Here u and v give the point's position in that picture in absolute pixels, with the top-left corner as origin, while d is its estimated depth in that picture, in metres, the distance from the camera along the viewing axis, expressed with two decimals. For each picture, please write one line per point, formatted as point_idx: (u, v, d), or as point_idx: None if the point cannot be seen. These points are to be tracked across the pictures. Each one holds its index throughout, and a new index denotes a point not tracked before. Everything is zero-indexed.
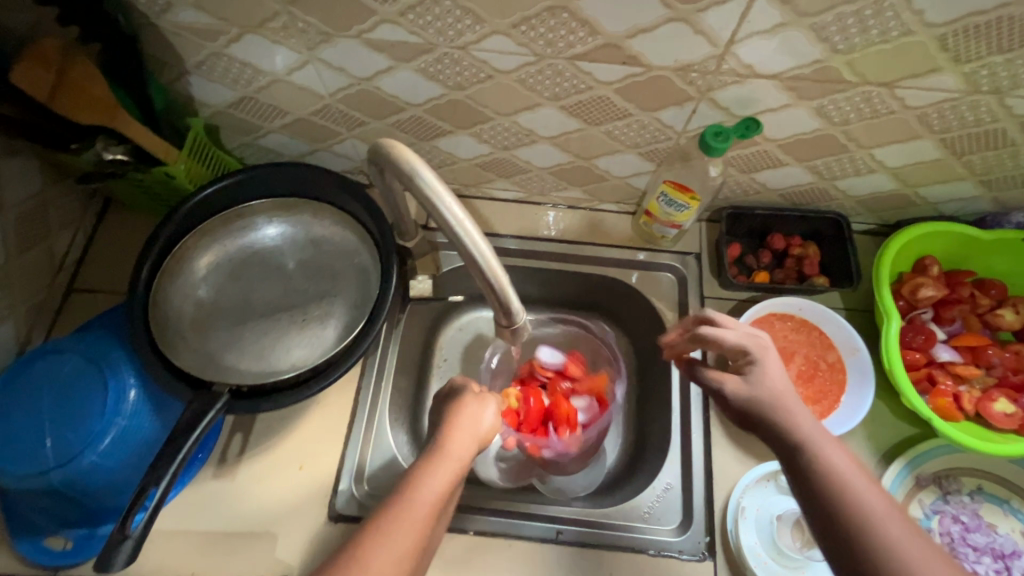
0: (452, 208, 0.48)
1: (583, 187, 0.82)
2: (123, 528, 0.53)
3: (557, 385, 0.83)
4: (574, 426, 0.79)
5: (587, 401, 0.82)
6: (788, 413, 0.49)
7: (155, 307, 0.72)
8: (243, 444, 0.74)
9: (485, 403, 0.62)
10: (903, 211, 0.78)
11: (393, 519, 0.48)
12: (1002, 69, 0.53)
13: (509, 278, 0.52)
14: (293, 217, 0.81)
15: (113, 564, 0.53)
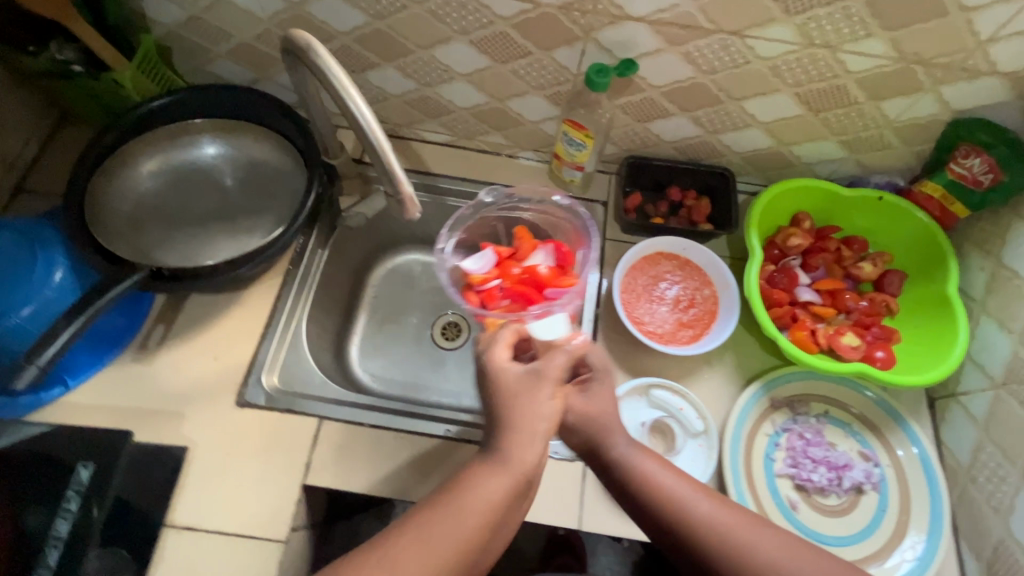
0: (338, 72, 0.57)
1: (503, 132, 0.90)
2: (31, 357, 0.61)
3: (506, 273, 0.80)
4: (554, 270, 0.79)
5: (544, 254, 0.81)
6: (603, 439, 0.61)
7: (94, 202, 0.78)
8: (164, 334, 0.79)
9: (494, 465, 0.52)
10: (783, 171, 0.87)
11: None
12: (827, 22, 0.63)
13: (393, 148, 0.59)
14: (233, 139, 0.87)
15: (19, 383, 0.61)
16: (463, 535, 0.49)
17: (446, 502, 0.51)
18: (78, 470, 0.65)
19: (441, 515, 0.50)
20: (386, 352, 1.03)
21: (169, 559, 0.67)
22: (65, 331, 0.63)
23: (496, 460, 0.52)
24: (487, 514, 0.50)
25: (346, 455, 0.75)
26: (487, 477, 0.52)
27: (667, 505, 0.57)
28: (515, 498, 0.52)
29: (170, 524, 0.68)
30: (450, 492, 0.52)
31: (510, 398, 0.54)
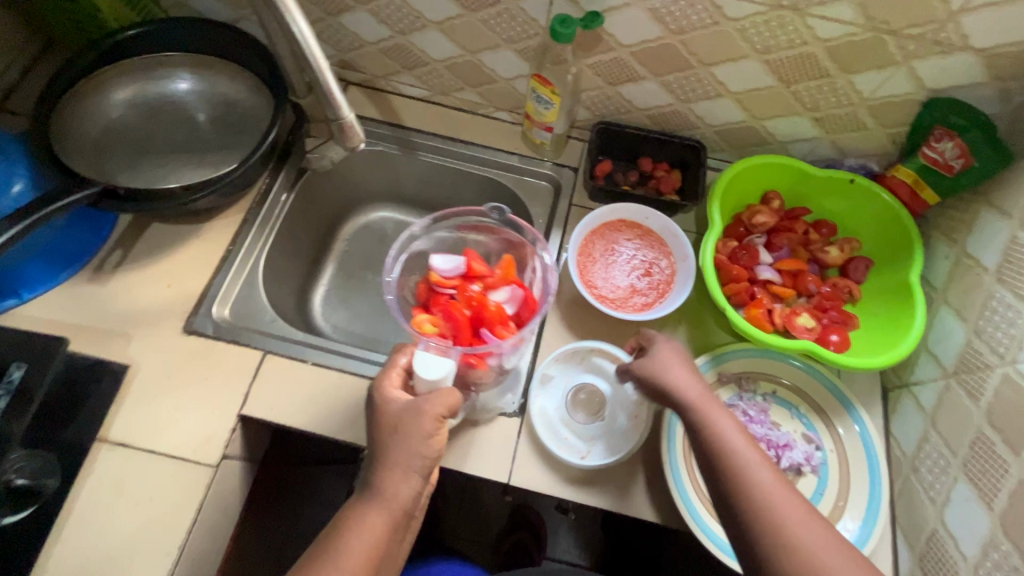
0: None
1: (477, 89, 0.90)
2: None
3: (463, 288, 0.75)
4: (505, 318, 0.72)
5: (509, 295, 0.75)
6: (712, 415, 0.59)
7: (62, 121, 0.79)
8: (121, 259, 0.80)
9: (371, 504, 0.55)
10: (756, 148, 0.86)
11: None
12: None
13: (334, 74, 0.62)
14: (208, 75, 0.88)
15: None
16: (343, 572, 0.52)
17: (326, 547, 0.54)
18: (12, 369, 0.65)
19: (326, 560, 0.53)
20: (349, 304, 1.00)
21: (99, 471, 0.67)
22: (7, 231, 0.63)
23: (367, 499, 0.55)
24: (370, 549, 0.53)
25: (286, 390, 0.75)
26: (360, 515, 0.55)
27: (722, 461, 0.56)
28: (394, 529, 0.55)
29: (103, 440, 0.69)
30: (329, 533, 0.55)
31: (389, 432, 0.57)
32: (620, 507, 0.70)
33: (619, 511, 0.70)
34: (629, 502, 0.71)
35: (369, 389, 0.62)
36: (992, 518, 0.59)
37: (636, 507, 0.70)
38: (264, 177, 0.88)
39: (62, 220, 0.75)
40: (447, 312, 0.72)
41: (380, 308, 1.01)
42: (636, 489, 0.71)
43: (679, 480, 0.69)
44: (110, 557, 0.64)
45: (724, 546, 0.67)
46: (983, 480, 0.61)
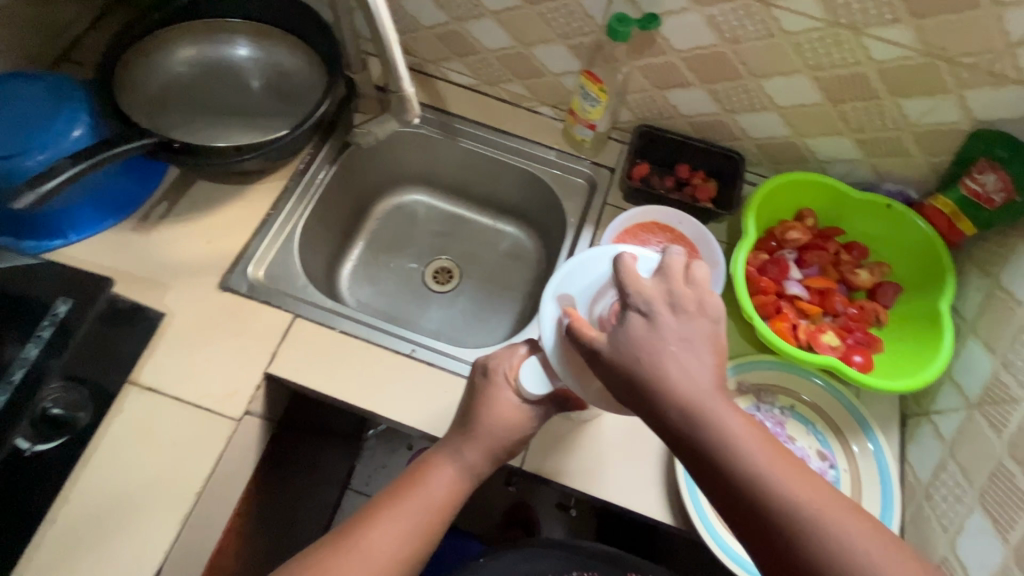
0: None
1: (524, 83, 0.92)
2: (33, 185, 0.64)
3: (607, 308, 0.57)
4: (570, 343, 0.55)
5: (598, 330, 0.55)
6: (704, 409, 0.44)
7: (124, 73, 0.82)
8: (166, 213, 0.82)
9: (448, 465, 0.59)
10: (795, 165, 0.86)
11: (334, 556, 0.52)
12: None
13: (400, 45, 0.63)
14: (266, 44, 0.90)
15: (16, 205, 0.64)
16: (421, 518, 0.55)
17: (408, 489, 0.57)
18: (58, 303, 0.67)
19: (404, 500, 0.56)
20: (374, 281, 1.02)
21: (127, 412, 0.69)
22: (70, 168, 0.66)
23: (450, 451, 0.60)
24: (447, 497, 0.57)
25: (312, 355, 0.77)
26: (438, 466, 0.59)
27: (734, 474, 0.43)
28: (460, 490, 0.58)
29: (134, 382, 0.71)
30: (407, 479, 0.58)
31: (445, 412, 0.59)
32: (628, 503, 0.71)
33: (627, 507, 0.71)
34: (638, 499, 0.71)
35: (488, 358, 0.63)
36: (1006, 548, 0.59)
37: (644, 505, 0.71)
38: (309, 148, 0.90)
39: (116, 170, 0.78)
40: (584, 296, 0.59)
41: (406, 288, 1.03)
42: (646, 486, 0.72)
43: (690, 483, 0.70)
44: (133, 493, 0.66)
45: (733, 553, 0.68)
46: (1001, 511, 0.61)
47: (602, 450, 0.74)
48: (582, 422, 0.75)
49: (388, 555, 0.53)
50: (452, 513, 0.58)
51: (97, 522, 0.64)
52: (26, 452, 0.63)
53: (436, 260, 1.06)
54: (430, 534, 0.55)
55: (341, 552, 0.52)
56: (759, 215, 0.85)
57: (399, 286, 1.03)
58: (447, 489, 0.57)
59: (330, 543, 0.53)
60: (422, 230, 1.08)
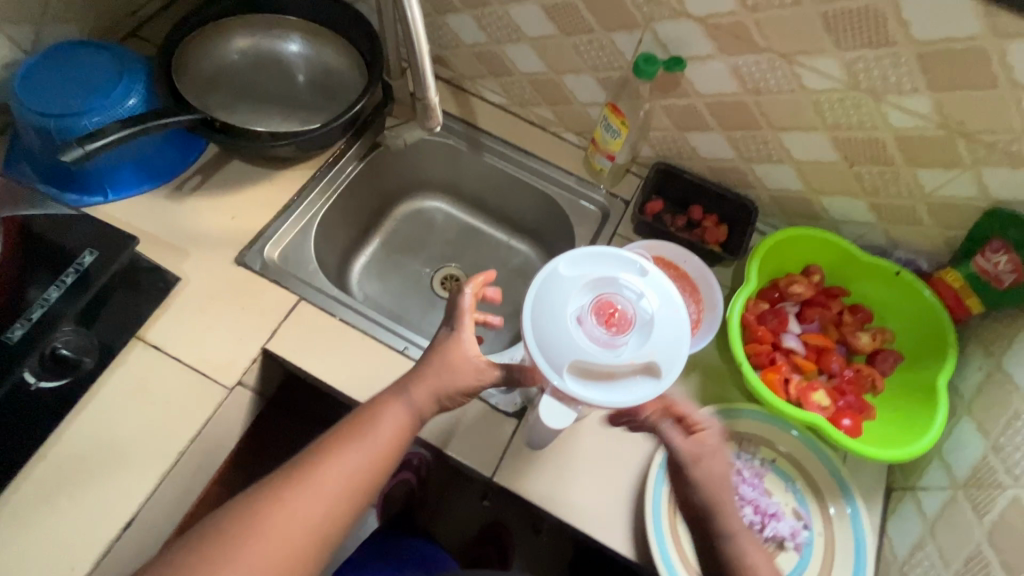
0: None
1: (553, 108, 0.95)
2: (82, 142, 0.69)
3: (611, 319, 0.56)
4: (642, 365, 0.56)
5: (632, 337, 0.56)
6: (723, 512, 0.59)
7: (183, 53, 0.88)
8: (198, 185, 0.87)
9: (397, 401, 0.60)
10: (808, 222, 0.87)
11: (282, 481, 0.54)
12: (873, 66, 0.65)
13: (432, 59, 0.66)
14: (316, 43, 0.96)
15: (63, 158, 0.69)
16: (369, 452, 0.57)
17: (358, 423, 0.58)
18: (85, 254, 0.72)
19: (352, 438, 0.57)
20: (384, 278, 1.06)
21: (129, 364, 0.73)
22: (115, 133, 0.71)
23: (398, 392, 0.61)
24: (397, 434, 0.59)
25: (309, 337, 0.80)
26: (387, 405, 0.60)
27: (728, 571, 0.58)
28: (408, 431, 0.60)
29: (140, 338, 0.74)
30: (357, 419, 0.59)
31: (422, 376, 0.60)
32: (591, 530, 0.71)
33: (592, 534, 0.71)
34: (603, 527, 0.71)
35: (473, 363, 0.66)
36: None
37: (608, 534, 0.71)
38: (340, 144, 0.95)
39: (159, 138, 0.84)
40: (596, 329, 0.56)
41: (413, 289, 1.06)
42: (612, 515, 0.72)
43: (658, 520, 0.69)
44: (119, 442, 0.69)
45: None
46: None
47: (574, 474, 0.74)
48: (559, 441, 0.75)
49: (334, 484, 0.54)
50: (401, 450, 0.59)
51: (81, 465, 0.67)
52: (30, 386, 0.67)
53: (447, 267, 1.09)
54: (381, 471, 0.57)
55: (294, 479, 0.54)
56: (764, 265, 0.85)
57: (407, 287, 1.06)
58: (393, 423, 0.59)
59: (278, 474, 0.54)
60: (437, 236, 1.11)
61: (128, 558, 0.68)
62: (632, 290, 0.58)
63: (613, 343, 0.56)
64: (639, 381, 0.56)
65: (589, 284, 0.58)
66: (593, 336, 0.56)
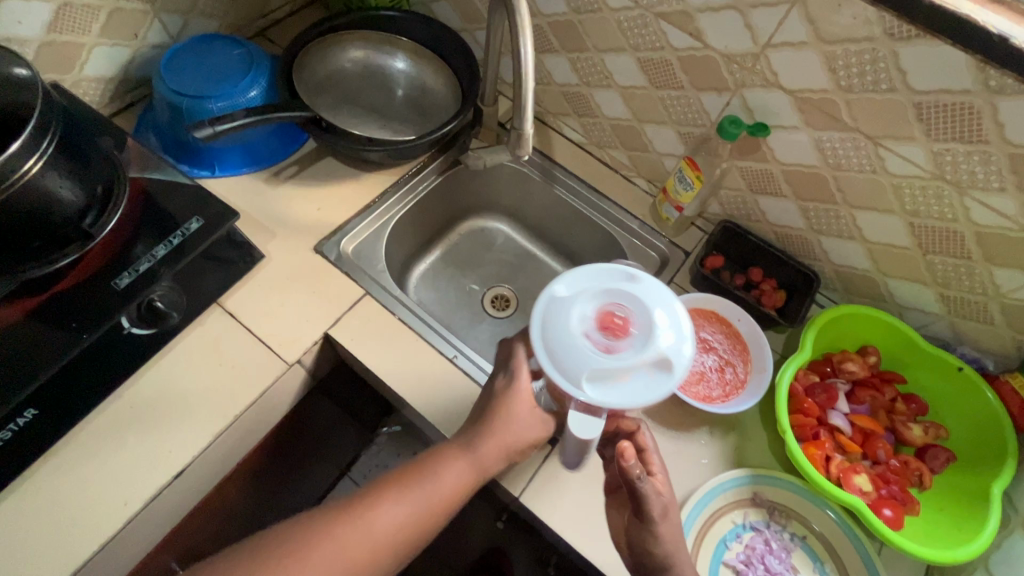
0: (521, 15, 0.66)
1: (629, 153, 0.99)
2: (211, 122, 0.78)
3: (612, 326, 0.54)
4: (652, 368, 0.53)
5: (636, 339, 0.54)
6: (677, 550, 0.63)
7: (302, 56, 0.97)
8: (293, 175, 0.95)
9: (459, 460, 0.63)
10: (870, 301, 0.86)
11: (341, 520, 0.58)
12: (962, 160, 0.66)
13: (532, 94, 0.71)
14: (419, 63, 1.04)
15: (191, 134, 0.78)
16: (428, 503, 0.61)
17: (421, 474, 0.62)
18: (191, 220, 0.78)
19: (413, 488, 0.61)
20: (439, 288, 1.11)
21: (206, 326, 0.79)
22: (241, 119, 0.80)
23: (462, 448, 0.64)
24: (454, 491, 0.62)
25: (367, 330, 0.84)
26: (451, 461, 0.63)
27: None
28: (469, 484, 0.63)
29: (220, 304, 0.81)
30: (420, 467, 0.63)
31: (489, 429, 0.63)
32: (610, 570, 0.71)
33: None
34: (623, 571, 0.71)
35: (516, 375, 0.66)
36: None
37: None
38: (425, 156, 1.02)
39: (269, 128, 0.92)
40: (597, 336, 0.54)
41: (464, 302, 1.10)
42: None
43: None
44: (185, 395, 0.74)
45: None
46: None
47: (596, 505, 0.74)
48: (589, 476, 0.76)
49: (390, 531, 0.58)
50: (455, 507, 0.63)
51: (149, 409, 0.73)
52: (123, 330, 0.72)
53: (500, 286, 1.13)
54: (428, 523, 0.60)
55: (353, 518, 0.58)
56: (820, 337, 0.84)
57: (459, 299, 1.10)
58: (452, 479, 0.62)
59: (336, 510, 0.59)
60: (495, 256, 1.15)
61: (168, 504, 0.72)
62: (627, 297, 0.56)
63: (616, 351, 0.53)
64: (656, 379, 0.53)
65: (589, 295, 0.56)
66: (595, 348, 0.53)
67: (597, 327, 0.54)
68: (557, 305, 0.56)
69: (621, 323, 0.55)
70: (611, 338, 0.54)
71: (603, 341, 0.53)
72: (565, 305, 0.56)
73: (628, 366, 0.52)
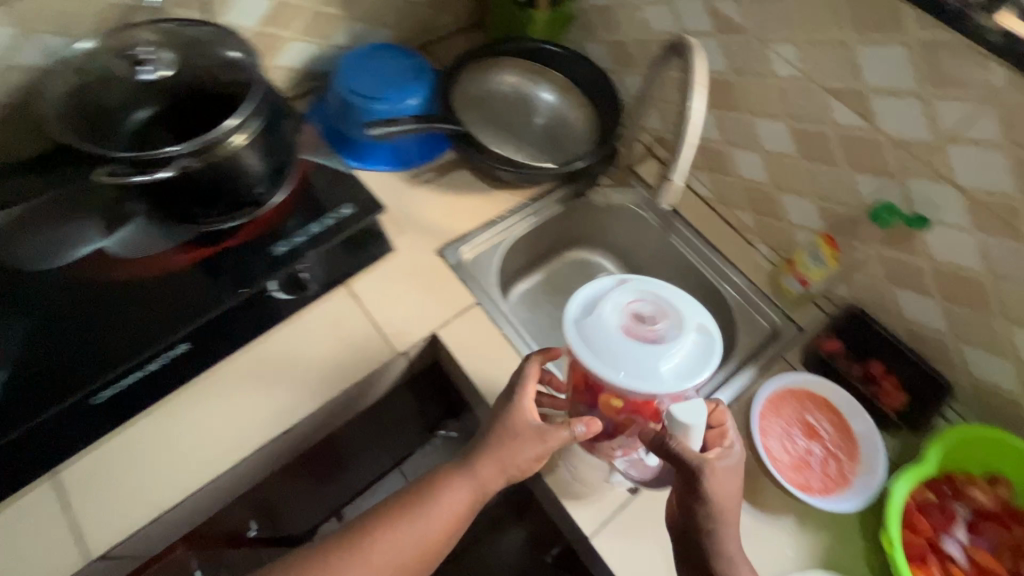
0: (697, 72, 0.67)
1: (757, 217, 0.97)
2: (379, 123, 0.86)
3: (636, 326, 0.64)
4: (680, 329, 0.64)
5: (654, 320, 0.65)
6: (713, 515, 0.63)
7: (460, 75, 1.05)
8: (429, 179, 1.01)
9: (455, 485, 0.68)
10: (1008, 425, 0.78)
11: (352, 547, 0.65)
12: None
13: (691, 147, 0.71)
14: (564, 96, 1.08)
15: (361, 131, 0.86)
16: (431, 528, 0.66)
17: (418, 505, 0.67)
18: (342, 206, 0.84)
19: (413, 519, 0.67)
20: (534, 310, 1.13)
21: (332, 302, 0.86)
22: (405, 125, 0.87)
23: (461, 469, 0.69)
24: (454, 515, 0.67)
25: (470, 338, 0.87)
26: (450, 485, 0.68)
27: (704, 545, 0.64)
28: (474, 502, 0.69)
29: (347, 286, 0.88)
30: (418, 495, 0.68)
31: (490, 452, 0.68)
32: None
33: None
34: None
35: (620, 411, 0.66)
36: None
37: None
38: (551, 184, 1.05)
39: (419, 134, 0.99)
40: (631, 335, 0.63)
41: (555, 330, 1.11)
42: None
43: None
44: (300, 363, 0.80)
45: None
46: None
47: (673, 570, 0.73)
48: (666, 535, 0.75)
49: (395, 558, 0.65)
50: (459, 523, 0.68)
51: (268, 369, 0.79)
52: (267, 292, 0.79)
53: None
54: (435, 543, 0.67)
55: (358, 549, 0.65)
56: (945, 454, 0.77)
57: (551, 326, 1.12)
58: (452, 503, 0.68)
59: (343, 541, 0.66)
60: None
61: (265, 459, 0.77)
62: (625, 296, 0.66)
63: (658, 338, 0.63)
64: (700, 343, 0.64)
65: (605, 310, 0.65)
66: (641, 342, 0.63)
67: (628, 330, 0.64)
68: (589, 333, 0.64)
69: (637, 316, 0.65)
70: (643, 331, 0.64)
71: (635, 336, 0.63)
72: (594, 329, 0.64)
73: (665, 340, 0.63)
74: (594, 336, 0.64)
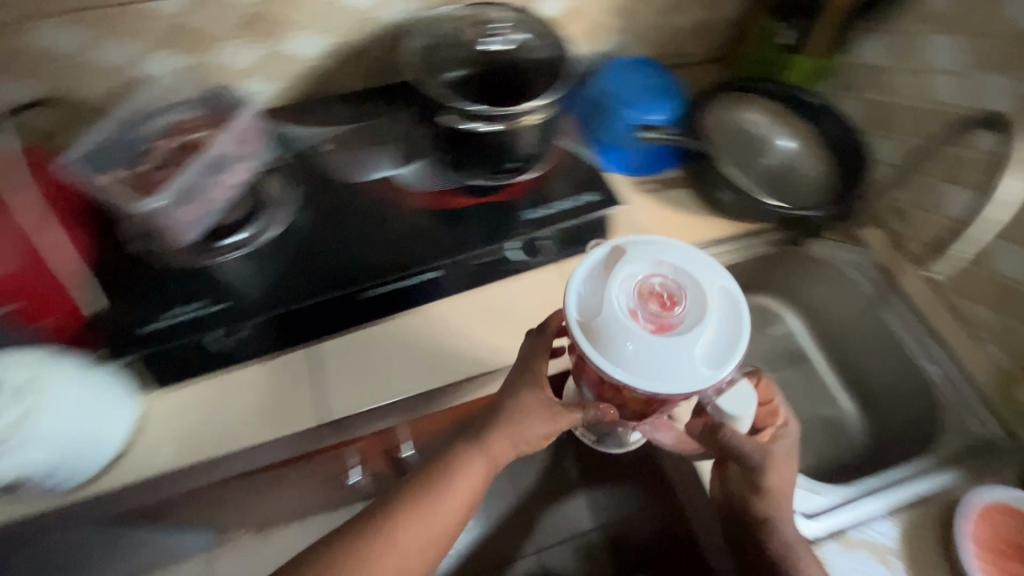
0: None
1: (998, 313, 0.94)
2: None
3: (643, 315, 0.59)
4: (698, 293, 0.61)
5: (673, 292, 0.61)
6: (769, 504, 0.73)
7: (707, 103, 1.09)
8: (653, 189, 1.05)
9: (472, 460, 0.70)
10: None
11: (389, 521, 0.67)
12: None
13: None
14: (803, 144, 1.08)
15: None
16: (451, 503, 0.69)
17: (430, 488, 0.69)
18: (585, 193, 0.91)
19: (431, 500, 0.68)
20: None
21: (539, 277, 0.92)
22: None
23: (475, 448, 0.70)
24: (474, 487, 0.70)
25: None
26: (467, 463, 0.70)
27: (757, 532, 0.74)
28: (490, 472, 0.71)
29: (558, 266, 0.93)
30: (428, 479, 0.70)
31: (497, 428, 0.70)
32: None
33: None
34: None
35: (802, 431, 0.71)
36: None
37: None
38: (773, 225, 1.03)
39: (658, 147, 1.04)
40: (649, 322, 0.59)
41: None
42: None
43: None
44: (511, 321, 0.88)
45: None
46: None
47: None
48: None
49: (428, 534, 0.67)
50: (475, 495, 0.71)
51: (485, 318, 0.88)
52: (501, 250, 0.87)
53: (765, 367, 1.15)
54: (458, 516, 0.69)
55: (390, 524, 0.67)
56: None
57: None
58: (466, 481, 0.70)
59: (377, 518, 0.68)
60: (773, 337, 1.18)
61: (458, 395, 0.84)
62: (627, 283, 0.61)
63: (676, 324, 0.59)
64: (727, 304, 0.61)
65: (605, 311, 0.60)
66: (659, 331, 0.59)
67: (647, 325, 0.59)
68: (606, 346, 0.59)
69: (643, 295, 0.61)
70: (657, 313, 0.59)
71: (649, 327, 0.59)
72: (610, 338, 0.59)
73: (683, 316, 0.59)
74: (607, 346, 0.59)
